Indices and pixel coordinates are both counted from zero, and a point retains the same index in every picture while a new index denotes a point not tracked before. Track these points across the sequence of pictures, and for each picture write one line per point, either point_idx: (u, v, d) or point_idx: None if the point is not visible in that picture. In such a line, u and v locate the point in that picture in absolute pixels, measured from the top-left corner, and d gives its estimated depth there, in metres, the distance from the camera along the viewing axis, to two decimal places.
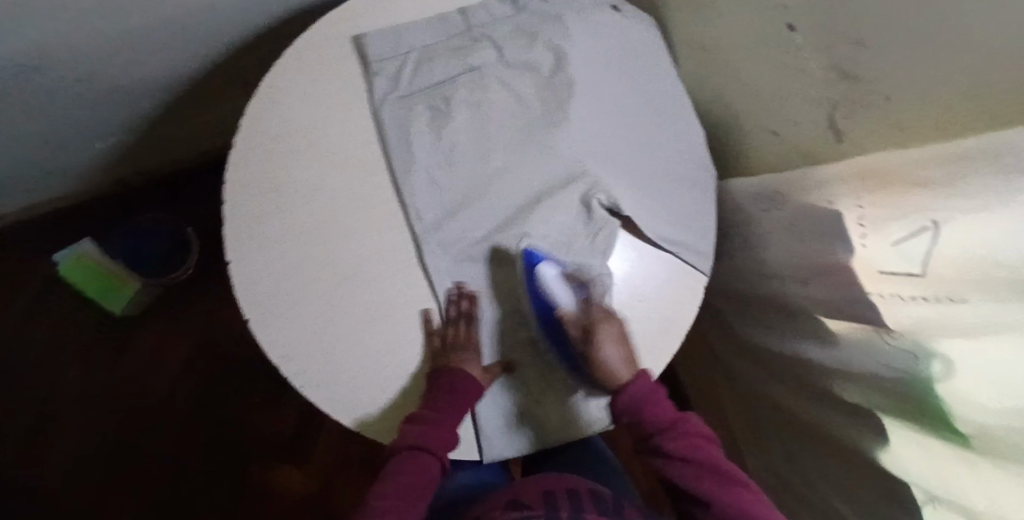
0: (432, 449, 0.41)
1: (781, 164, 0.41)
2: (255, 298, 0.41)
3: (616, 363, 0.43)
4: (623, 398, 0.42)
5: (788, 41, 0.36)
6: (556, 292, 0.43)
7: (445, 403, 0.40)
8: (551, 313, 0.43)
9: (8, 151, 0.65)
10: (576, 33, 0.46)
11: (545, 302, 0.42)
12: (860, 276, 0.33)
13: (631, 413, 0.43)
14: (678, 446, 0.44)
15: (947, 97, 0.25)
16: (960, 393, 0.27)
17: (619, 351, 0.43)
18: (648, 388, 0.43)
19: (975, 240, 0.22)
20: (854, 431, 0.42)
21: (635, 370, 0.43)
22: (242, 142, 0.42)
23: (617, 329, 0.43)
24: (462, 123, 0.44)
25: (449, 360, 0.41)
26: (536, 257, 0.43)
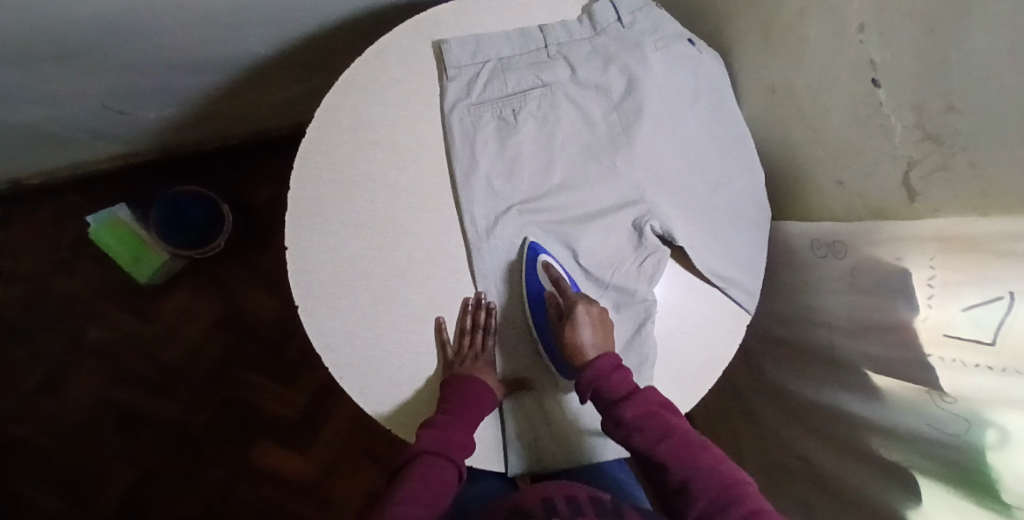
0: (450, 456, 0.39)
1: (846, 214, 0.41)
2: (308, 282, 0.42)
3: (591, 345, 0.41)
4: (588, 374, 0.40)
5: (871, 98, 0.36)
6: (545, 276, 0.43)
7: (461, 408, 0.39)
8: (539, 301, 0.43)
9: (70, 107, 0.67)
10: (651, 61, 0.47)
11: (533, 285, 0.43)
12: (922, 336, 0.33)
13: (595, 387, 0.40)
14: (638, 416, 0.39)
15: None
16: (1014, 468, 0.26)
17: (594, 333, 0.42)
18: (609, 363, 0.41)
19: None
20: (884, 490, 0.41)
21: (605, 351, 0.42)
22: (316, 129, 0.44)
23: (593, 315, 0.42)
24: (528, 136, 0.45)
25: (462, 368, 0.41)
26: (539, 249, 0.43)
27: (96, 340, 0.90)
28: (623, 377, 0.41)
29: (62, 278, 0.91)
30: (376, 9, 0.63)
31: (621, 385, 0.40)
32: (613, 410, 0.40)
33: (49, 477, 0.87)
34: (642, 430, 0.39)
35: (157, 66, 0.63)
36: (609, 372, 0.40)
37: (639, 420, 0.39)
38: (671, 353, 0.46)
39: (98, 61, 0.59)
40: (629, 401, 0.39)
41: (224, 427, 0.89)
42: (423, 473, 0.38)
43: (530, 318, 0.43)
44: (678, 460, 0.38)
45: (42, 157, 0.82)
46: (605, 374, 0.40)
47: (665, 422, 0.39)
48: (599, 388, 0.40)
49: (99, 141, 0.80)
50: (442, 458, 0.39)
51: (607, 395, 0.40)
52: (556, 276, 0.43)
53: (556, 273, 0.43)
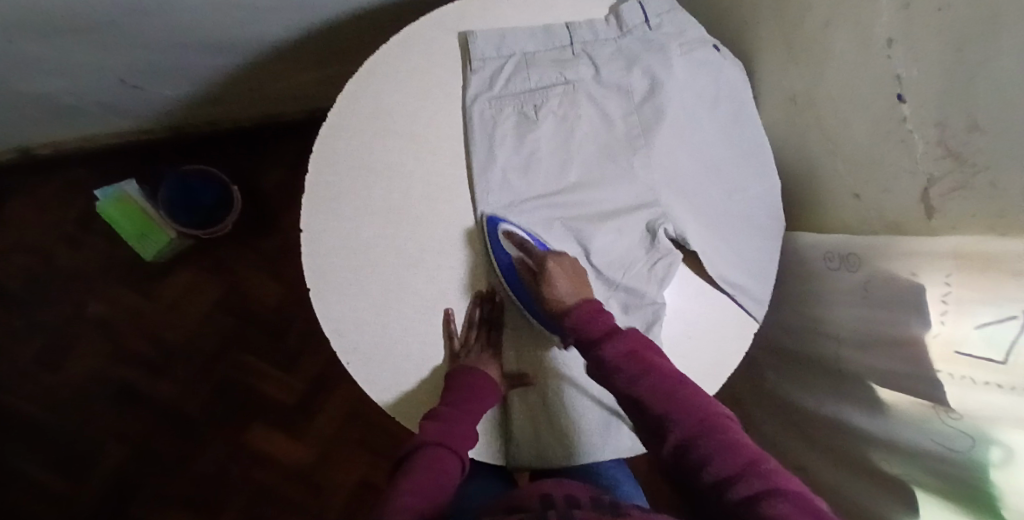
0: (453, 445, 0.38)
1: (861, 228, 0.41)
2: (322, 266, 0.42)
3: (569, 294, 0.40)
4: (569, 319, 0.39)
5: (894, 113, 0.36)
6: (510, 246, 0.43)
7: (466, 399, 0.39)
8: (510, 270, 0.42)
9: (86, 79, 0.67)
10: (675, 64, 0.47)
11: (501, 256, 0.42)
12: (933, 353, 0.34)
13: (576, 330, 0.39)
14: (618, 354, 0.38)
15: None
16: (1018, 486, 0.27)
17: (570, 286, 0.41)
18: (589, 308, 0.39)
19: None
20: (883, 504, 0.41)
21: (583, 297, 0.41)
22: (337, 115, 0.44)
23: (565, 266, 0.41)
24: (547, 133, 0.45)
25: (467, 360, 0.41)
26: (499, 221, 0.43)
27: (98, 314, 0.90)
28: (605, 319, 0.39)
29: (67, 250, 0.91)
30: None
31: (603, 330, 0.39)
32: (596, 351, 0.38)
33: (44, 447, 0.87)
34: (620, 368, 0.37)
35: (176, 43, 0.63)
36: (592, 314, 0.39)
37: (620, 355, 0.37)
38: (678, 357, 0.46)
39: (118, 34, 0.59)
40: (609, 340, 0.38)
41: (222, 408, 0.90)
42: (425, 465, 0.37)
43: (505, 285, 0.42)
44: (659, 401, 0.35)
45: (54, 128, 0.82)
46: (586, 316, 0.39)
47: (647, 360, 0.37)
48: (581, 328, 0.39)
49: (112, 115, 0.80)
50: (446, 448, 0.38)
51: (588, 338, 0.39)
52: (520, 242, 0.43)
53: (520, 240, 0.43)
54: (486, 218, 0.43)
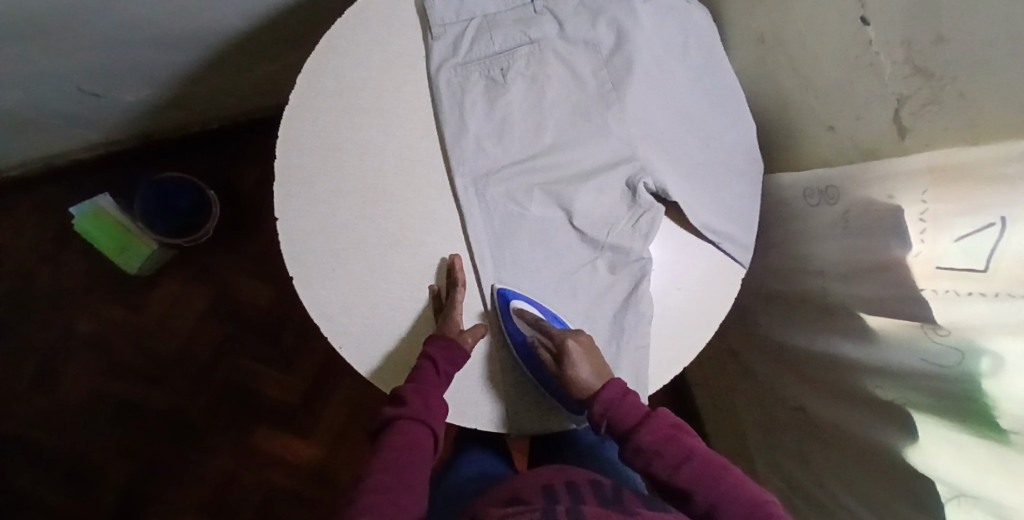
0: (421, 419, 0.39)
1: (838, 160, 0.41)
2: (301, 252, 0.41)
3: (592, 379, 0.41)
4: (599, 406, 0.41)
5: (861, 37, 0.36)
6: (523, 322, 0.42)
7: (426, 375, 0.39)
8: (526, 348, 0.42)
9: (42, 91, 0.65)
10: (640, 13, 0.46)
11: (516, 335, 0.41)
12: (916, 272, 0.34)
13: (608, 419, 0.41)
14: (656, 440, 0.40)
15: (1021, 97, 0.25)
16: (1010, 391, 0.27)
17: (591, 367, 0.41)
18: (617, 390, 0.41)
19: None
20: (881, 430, 0.42)
21: (606, 379, 0.42)
22: (300, 96, 0.43)
23: (582, 345, 0.42)
24: (517, 96, 0.44)
25: (446, 329, 0.40)
26: (511, 295, 0.42)
27: (89, 334, 0.89)
28: (632, 403, 0.41)
29: (47, 272, 0.89)
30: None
31: (631, 413, 0.41)
32: (630, 438, 0.41)
33: (50, 471, 0.87)
34: (659, 454, 0.40)
35: (131, 44, 0.61)
36: (618, 396, 0.41)
37: (656, 447, 0.40)
38: (669, 309, 0.46)
39: (70, 40, 0.57)
40: (644, 428, 0.41)
41: (225, 414, 0.89)
42: (400, 436, 0.40)
43: (519, 362, 0.42)
44: (700, 484, 0.39)
45: (16, 148, 0.79)
46: (615, 402, 0.41)
47: (682, 447, 0.40)
48: (614, 421, 0.41)
49: (75, 128, 0.78)
50: (415, 422, 0.40)
51: (622, 427, 0.41)
52: (533, 318, 0.41)
53: (533, 317, 0.41)
54: (497, 291, 0.42)
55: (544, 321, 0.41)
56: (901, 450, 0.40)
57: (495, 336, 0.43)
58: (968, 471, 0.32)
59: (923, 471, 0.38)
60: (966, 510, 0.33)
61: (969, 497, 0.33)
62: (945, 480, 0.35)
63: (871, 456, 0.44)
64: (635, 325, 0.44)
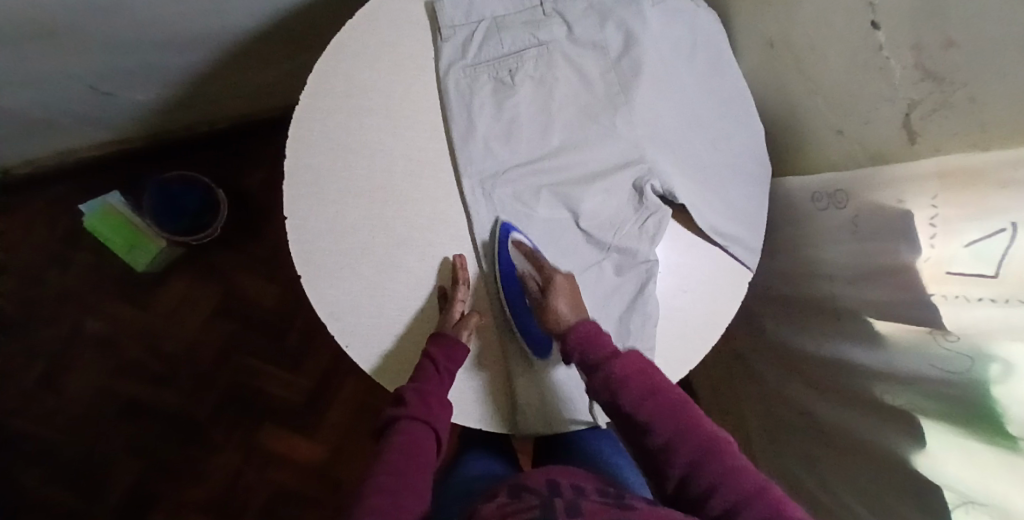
0: (426, 420, 0.39)
1: (846, 164, 0.41)
2: (309, 250, 0.41)
3: (570, 311, 0.41)
4: (572, 337, 0.40)
5: (870, 41, 0.36)
6: (517, 254, 0.42)
7: (427, 375, 0.39)
8: (513, 282, 0.43)
9: (55, 90, 0.66)
10: (648, 16, 0.46)
11: (506, 263, 0.42)
12: (925, 277, 0.34)
13: (581, 350, 0.40)
14: (624, 374, 0.38)
15: None
16: (1022, 398, 0.27)
17: (570, 302, 0.41)
18: (589, 328, 0.40)
19: None
20: (890, 436, 0.42)
21: (581, 317, 0.41)
22: (310, 97, 0.43)
23: (570, 285, 0.42)
24: (525, 98, 0.45)
25: (450, 333, 0.40)
26: (511, 229, 0.43)
27: (97, 331, 0.90)
28: (605, 339, 0.40)
29: (58, 269, 0.90)
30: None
31: (605, 349, 0.39)
32: (600, 367, 0.38)
33: (58, 466, 0.87)
34: (626, 387, 0.38)
35: (143, 43, 0.61)
36: (592, 334, 0.40)
37: (625, 377, 0.38)
38: (674, 311, 0.46)
39: (83, 39, 0.57)
40: (618, 360, 0.38)
41: (231, 411, 0.90)
42: (405, 437, 0.39)
43: (502, 295, 0.43)
44: (664, 417, 0.37)
45: (29, 146, 0.80)
46: (589, 336, 0.40)
47: (655, 382, 0.38)
48: (583, 348, 0.40)
49: (86, 127, 0.79)
50: (419, 423, 0.39)
51: (594, 358, 0.39)
52: (527, 250, 0.42)
53: (528, 249, 0.42)
54: (499, 223, 0.43)
55: (538, 255, 0.42)
56: (910, 456, 0.40)
57: (486, 262, 0.43)
58: (977, 477, 0.32)
59: (932, 478, 0.37)
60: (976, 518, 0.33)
61: (974, 503, 0.33)
62: (953, 486, 0.35)
63: (877, 462, 0.44)
64: (641, 326, 0.44)
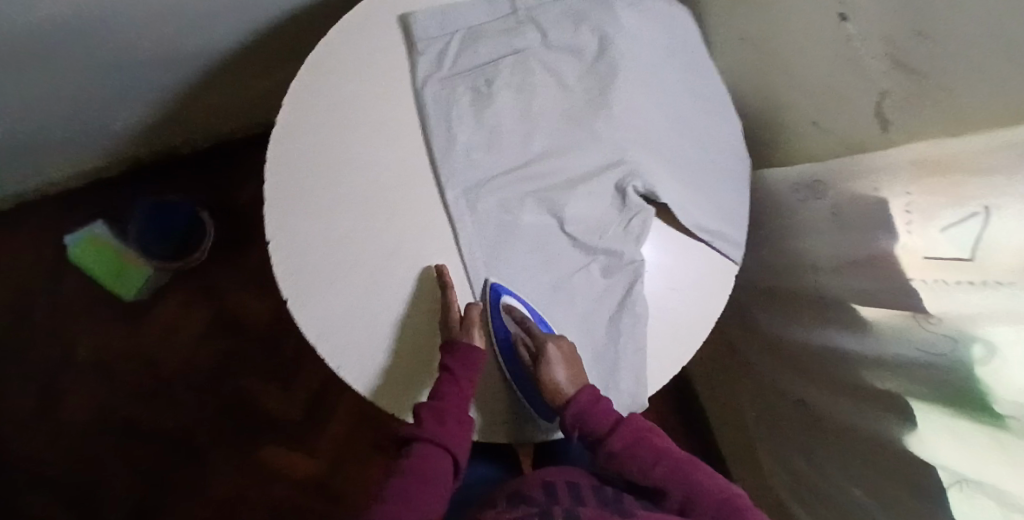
0: (444, 442, 0.40)
1: (823, 155, 0.41)
2: (295, 270, 0.41)
3: (568, 383, 0.42)
4: (571, 410, 0.41)
5: (840, 33, 0.36)
6: (509, 319, 0.43)
7: (449, 394, 0.39)
8: (508, 345, 0.43)
9: (31, 122, 0.65)
10: (621, 19, 0.47)
11: (499, 330, 0.43)
12: (906, 264, 0.34)
13: (579, 424, 0.41)
14: (626, 446, 0.41)
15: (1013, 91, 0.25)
16: (1018, 376, 0.28)
17: (568, 372, 0.42)
18: (589, 397, 0.42)
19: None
20: (883, 421, 0.42)
21: (581, 385, 0.42)
22: (286, 114, 0.42)
23: (562, 349, 0.42)
24: (504, 106, 0.45)
25: (460, 340, 0.40)
26: (502, 291, 0.43)
27: (88, 361, 0.89)
28: (604, 407, 0.42)
29: (43, 300, 0.89)
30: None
31: (603, 416, 0.41)
32: (601, 443, 0.41)
33: (55, 500, 0.86)
34: (626, 457, 0.41)
35: (119, 68, 0.60)
36: (592, 402, 0.42)
37: (626, 448, 0.41)
38: (664, 310, 0.46)
39: (57, 70, 0.56)
40: (615, 433, 0.41)
41: (229, 433, 0.89)
42: (418, 458, 0.40)
43: (500, 359, 0.44)
44: (676, 482, 0.40)
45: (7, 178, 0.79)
46: (588, 409, 0.41)
47: (652, 446, 0.41)
48: (583, 427, 0.41)
49: (64, 156, 0.78)
50: (437, 445, 0.40)
51: (595, 430, 0.41)
52: (522, 318, 0.43)
53: (520, 314, 0.43)
54: (487, 285, 0.43)
55: (529, 320, 0.43)
56: (902, 438, 0.40)
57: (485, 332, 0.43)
58: (969, 457, 0.33)
59: (926, 459, 0.38)
60: (970, 497, 0.34)
61: (967, 483, 0.34)
62: (946, 466, 0.36)
63: (872, 446, 0.45)
64: (632, 327, 0.44)
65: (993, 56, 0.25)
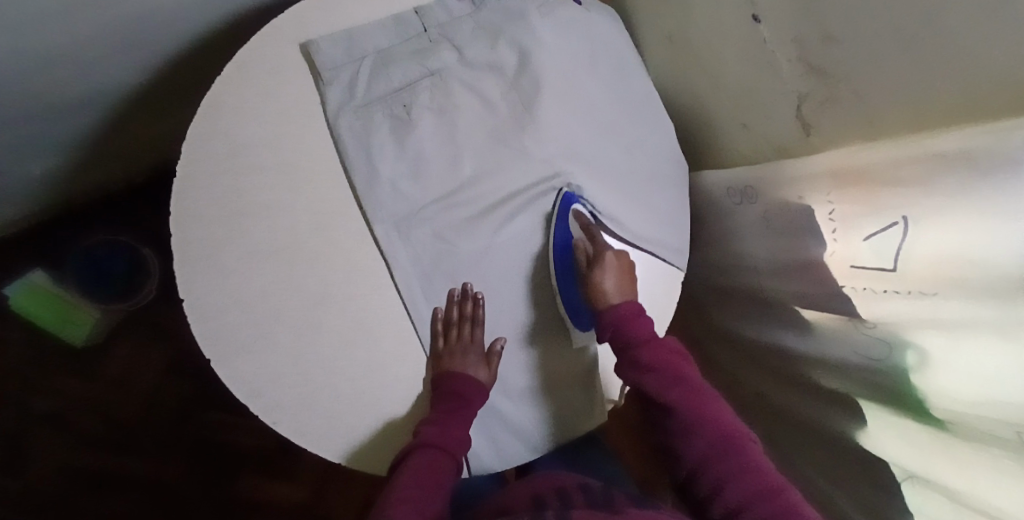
0: (449, 449, 0.38)
1: (752, 156, 0.41)
2: (215, 328, 0.37)
3: (615, 292, 0.43)
4: (608, 316, 0.42)
5: (755, 35, 0.36)
6: (574, 225, 0.44)
7: (456, 404, 0.39)
8: (566, 250, 0.44)
9: None
10: (540, 31, 0.46)
11: (564, 233, 0.44)
12: (834, 271, 0.34)
13: (615, 328, 0.42)
14: (655, 360, 0.41)
15: (932, 98, 0.24)
16: (948, 380, 0.27)
17: (618, 281, 0.43)
18: (630, 309, 0.42)
19: (969, 239, 0.23)
20: (833, 416, 0.43)
21: (626, 298, 0.43)
22: (188, 160, 0.39)
23: (620, 263, 0.44)
24: (427, 130, 0.42)
25: (459, 371, 0.40)
26: (572, 200, 0.44)
27: (42, 416, 0.78)
28: (642, 324, 0.42)
29: None
30: (238, 15, 0.57)
31: (641, 328, 0.42)
32: (629, 351, 0.41)
33: None
34: (654, 374, 0.41)
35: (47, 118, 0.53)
36: (633, 314, 0.42)
37: (655, 363, 0.41)
38: None
39: None
40: (648, 344, 0.42)
41: None
42: (420, 467, 0.37)
43: (553, 259, 0.43)
44: (691, 408, 0.41)
45: None
46: (627, 318, 0.42)
47: (677, 371, 0.42)
48: (618, 329, 0.42)
49: None
50: (442, 453, 0.38)
51: (628, 336, 0.42)
52: (586, 224, 0.44)
53: (586, 222, 0.44)
54: (559, 193, 0.44)
55: (597, 230, 0.44)
56: (855, 435, 0.40)
57: (542, 231, 0.44)
58: (917, 456, 0.33)
59: (878, 454, 0.38)
60: (921, 490, 0.33)
61: (915, 477, 0.34)
62: (897, 462, 0.35)
63: (825, 438, 0.45)
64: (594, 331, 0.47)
65: (909, 58, 0.25)
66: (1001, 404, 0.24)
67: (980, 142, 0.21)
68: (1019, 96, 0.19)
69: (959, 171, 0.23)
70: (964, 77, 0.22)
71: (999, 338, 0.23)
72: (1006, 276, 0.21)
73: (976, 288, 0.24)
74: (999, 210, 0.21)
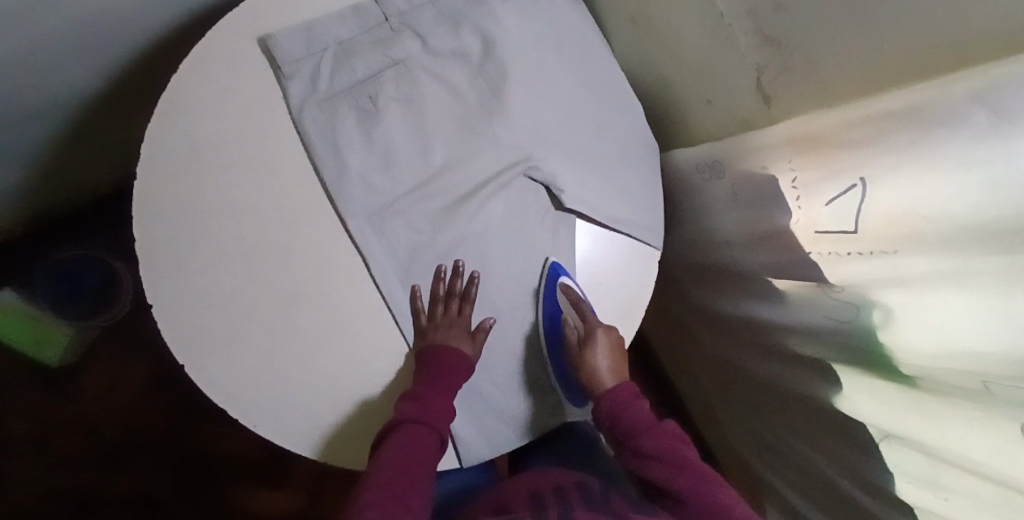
0: (431, 423, 0.37)
1: (719, 131, 0.42)
2: (187, 334, 0.37)
3: (608, 374, 0.44)
4: (606, 402, 0.44)
5: (713, 9, 0.37)
6: (563, 299, 0.44)
7: (437, 375, 0.39)
8: (555, 325, 0.44)
9: None
10: (502, 15, 0.46)
11: (553, 308, 0.44)
12: (801, 238, 0.35)
13: (613, 417, 0.44)
14: (644, 421, 0.43)
15: (884, 55, 0.26)
16: (910, 334, 0.28)
17: (612, 363, 0.44)
18: (626, 391, 0.45)
19: (928, 193, 0.24)
20: (810, 383, 0.43)
21: (620, 381, 0.45)
22: (148, 163, 0.38)
23: (610, 339, 0.44)
24: (395, 120, 0.42)
25: (448, 342, 0.40)
26: (560, 271, 0.44)
27: (27, 441, 0.74)
28: (639, 407, 0.44)
29: None
30: (193, 20, 0.56)
31: (639, 415, 0.44)
32: (631, 437, 0.43)
33: None
34: (639, 431, 0.43)
35: (5, 129, 0.51)
36: (629, 398, 0.45)
37: (644, 423, 0.43)
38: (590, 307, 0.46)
39: None
40: (645, 418, 0.44)
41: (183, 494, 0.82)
42: (401, 447, 0.36)
43: (545, 342, 0.44)
44: (670, 458, 0.42)
45: None
46: (627, 403, 0.44)
47: (656, 423, 0.44)
48: (615, 415, 0.44)
49: None
50: (424, 428, 0.37)
51: (628, 424, 0.44)
52: (575, 299, 0.44)
53: (575, 297, 0.44)
54: (549, 265, 0.44)
55: (585, 305, 0.44)
56: (831, 399, 0.41)
57: (532, 308, 0.44)
58: (889, 413, 0.33)
59: (854, 418, 0.38)
60: (900, 449, 0.34)
61: (892, 437, 0.34)
62: (872, 423, 0.36)
63: (803, 405, 0.46)
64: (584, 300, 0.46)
65: (858, 20, 0.26)
66: (967, 353, 0.24)
67: (935, 93, 0.22)
68: (969, 43, 0.21)
69: (914, 124, 0.24)
70: (908, 31, 0.24)
71: (963, 286, 0.24)
72: (969, 226, 0.22)
73: (940, 241, 0.24)
74: (954, 159, 0.22)
